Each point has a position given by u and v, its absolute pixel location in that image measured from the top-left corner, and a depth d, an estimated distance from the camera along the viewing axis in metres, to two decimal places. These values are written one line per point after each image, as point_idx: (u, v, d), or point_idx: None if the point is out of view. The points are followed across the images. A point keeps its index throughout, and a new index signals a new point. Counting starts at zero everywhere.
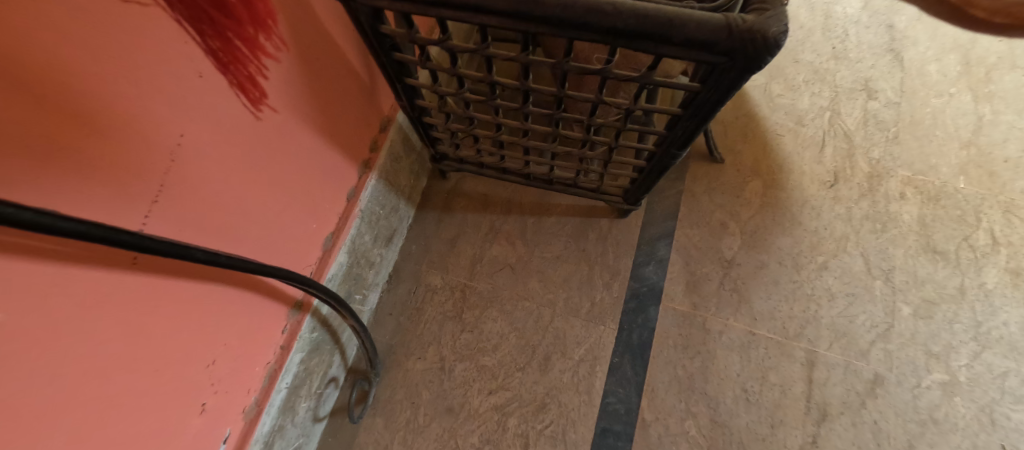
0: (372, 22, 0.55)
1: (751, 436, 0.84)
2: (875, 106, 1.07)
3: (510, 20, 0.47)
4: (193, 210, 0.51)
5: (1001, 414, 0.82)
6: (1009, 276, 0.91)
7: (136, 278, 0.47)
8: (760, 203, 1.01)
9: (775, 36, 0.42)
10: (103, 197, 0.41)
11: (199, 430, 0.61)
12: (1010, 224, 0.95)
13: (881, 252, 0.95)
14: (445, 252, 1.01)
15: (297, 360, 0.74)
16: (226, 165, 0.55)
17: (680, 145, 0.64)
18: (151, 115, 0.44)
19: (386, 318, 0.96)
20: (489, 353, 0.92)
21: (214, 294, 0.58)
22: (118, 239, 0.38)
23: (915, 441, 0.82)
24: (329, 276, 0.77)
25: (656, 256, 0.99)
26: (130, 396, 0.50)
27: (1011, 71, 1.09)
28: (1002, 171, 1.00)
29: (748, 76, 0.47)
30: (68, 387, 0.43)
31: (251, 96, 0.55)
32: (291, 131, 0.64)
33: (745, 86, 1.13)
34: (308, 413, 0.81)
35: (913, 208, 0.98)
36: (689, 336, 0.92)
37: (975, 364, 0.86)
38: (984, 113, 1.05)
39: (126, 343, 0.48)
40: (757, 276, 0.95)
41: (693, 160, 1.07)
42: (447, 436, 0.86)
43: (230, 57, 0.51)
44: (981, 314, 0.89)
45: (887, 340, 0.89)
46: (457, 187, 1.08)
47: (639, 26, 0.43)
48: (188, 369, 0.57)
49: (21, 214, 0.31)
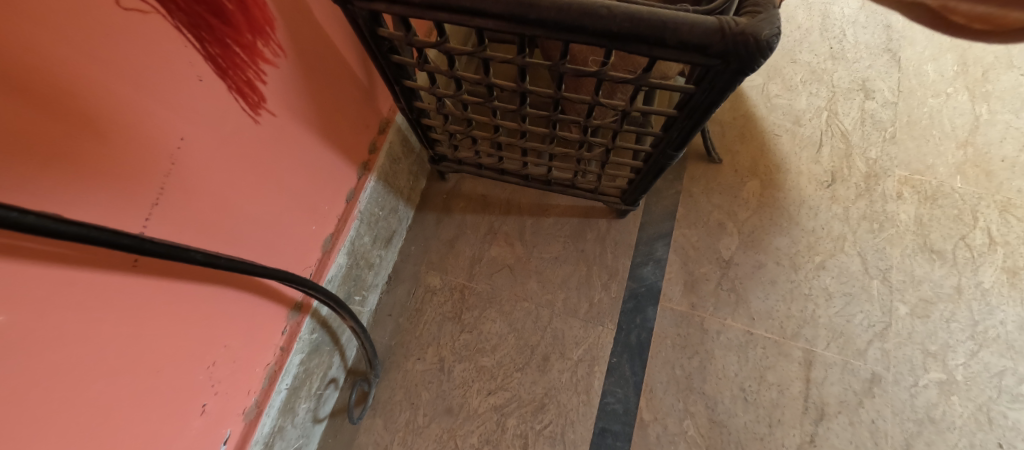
0: (371, 25, 0.55)
1: (750, 435, 0.84)
2: (872, 106, 1.08)
3: (506, 24, 0.48)
4: (193, 213, 0.52)
5: (998, 413, 0.83)
6: (1006, 274, 0.92)
7: (136, 280, 0.48)
8: (757, 203, 1.01)
9: (766, 39, 0.42)
10: (103, 199, 0.42)
11: (199, 430, 0.61)
12: (1006, 223, 0.96)
13: (879, 252, 0.95)
14: (444, 253, 1.02)
15: (297, 361, 0.75)
16: (226, 168, 0.55)
17: (677, 145, 0.64)
18: (152, 120, 0.45)
19: (385, 318, 0.97)
20: (488, 353, 0.92)
21: (214, 295, 0.59)
22: (119, 242, 0.39)
23: (913, 440, 0.82)
24: (329, 277, 0.77)
25: (654, 256, 0.99)
26: (131, 397, 0.51)
27: (1007, 71, 1.09)
28: (999, 171, 1.00)
29: (742, 78, 0.47)
30: (67, 387, 0.43)
31: (250, 100, 0.56)
32: (291, 133, 0.64)
33: (742, 87, 1.13)
34: (308, 414, 0.82)
35: (910, 207, 0.98)
36: (688, 336, 0.92)
37: (972, 363, 0.86)
38: (980, 113, 1.06)
39: (125, 344, 0.48)
40: (755, 276, 0.95)
41: (690, 160, 1.07)
42: (447, 437, 0.87)
43: (229, 63, 0.51)
44: (978, 313, 0.90)
45: (884, 339, 0.89)
46: (456, 188, 1.08)
47: (633, 30, 0.44)
48: (188, 370, 0.58)
49: (23, 218, 0.31)
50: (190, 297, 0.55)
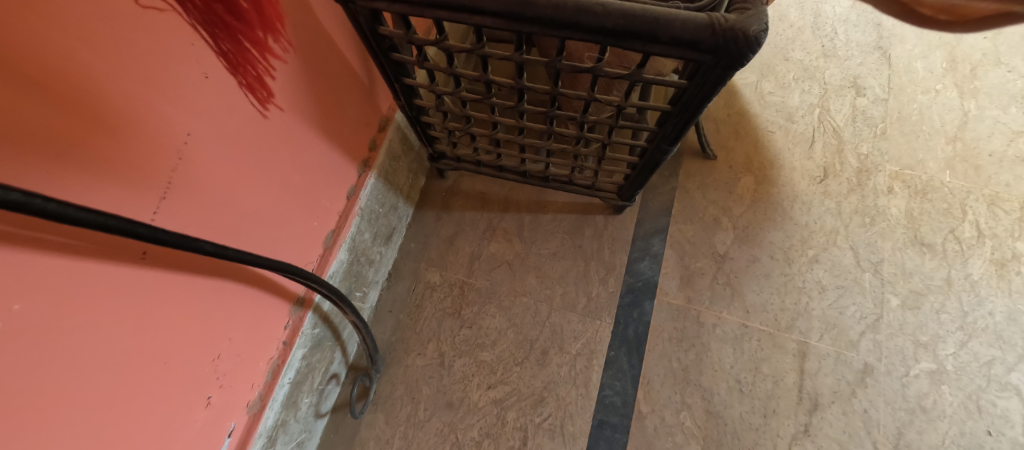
0: (371, 23, 0.57)
1: (745, 426, 0.86)
2: (864, 103, 1.10)
3: (504, 20, 0.49)
4: (202, 207, 0.53)
5: (987, 401, 0.84)
6: (994, 266, 0.94)
7: (145, 272, 0.49)
8: (751, 198, 1.03)
9: (755, 35, 0.44)
10: (114, 193, 0.43)
11: (204, 422, 0.62)
12: (994, 216, 0.98)
13: (870, 245, 0.97)
14: (444, 250, 1.03)
15: (299, 356, 0.76)
16: (233, 162, 0.56)
17: (671, 140, 0.65)
18: (160, 115, 0.46)
19: (386, 315, 0.98)
20: (488, 348, 0.94)
21: (219, 288, 0.60)
22: (133, 230, 0.40)
23: (904, 429, 0.84)
24: (330, 273, 0.78)
25: (651, 251, 1.01)
26: (140, 388, 0.52)
27: (995, 68, 1.11)
28: (988, 166, 1.02)
29: (733, 73, 0.49)
30: (76, 377, 0.45)
31: (258, 96, 0.57)
32: (294, 129, 0.66)
33: (736, 84, 1.15)
34: (310, 409, 0.83)
35: (900, 201, 1.00)
36: (684, 329, 0.93)
37: (962, 353, 0.88)
38: (969, 109, 1.08)
39: (134, 335, 0.49)
40: (750, 270, 0.97)
41: (685, 156, 1.09)
42: (447, 430, 0.88)
43: (240, 59, 0.53)
44: (967, 305, 0.91)
45: (876, 330, 0.91)
46: (455, 186, 1.09)
47: (627, 26, 0.45)
48: (194, 363, 0.59)
49: (45, 205, 0.32)
50: (196, 291, 0.56)
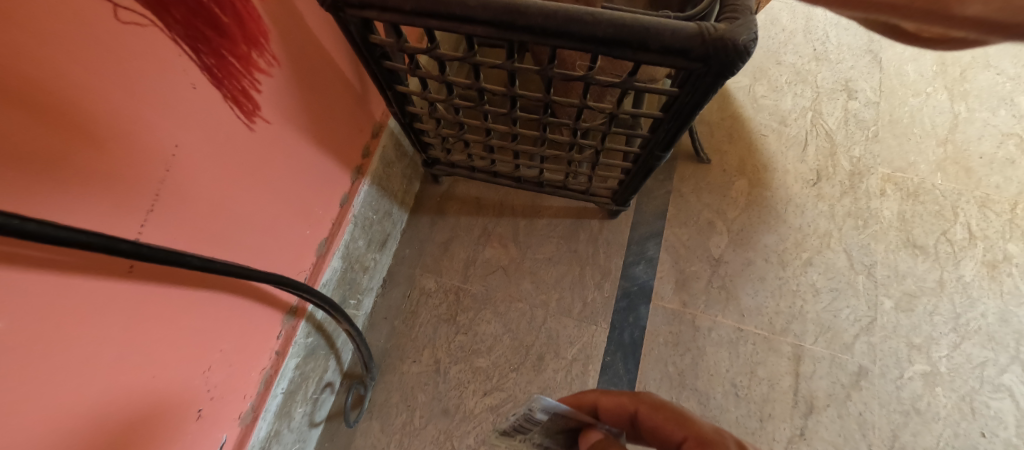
0: (362, 32, 0.56)
1: (741, 429, 0.86)
2: (855, 106, 1.10)
3: (495, 29, 0.49)
4: (189, 221, 0.53)
5: (981, 403, 0.85)
6: (986, 268, 0.94)
7: (132, 285, 0.48)
8: (745, 202, 1.03)
9: (744, 44, 0.44)
10: (98, 209, 0.42)
11: (194, 435, 0.61)
12: (985, 218, 0.98)
13: (863, 248, 0.97)
14: (439, 256, 1.03)
15: (292, 365, 0.75)
16: (221, 174, 0.56)
17: (664, 146, 0.65)
18: (147, 128, 0.45)
19: (381, 322, 0.97)
20: (483, 354, 0.93)
21: (210, 299, 0.59)
22: (116, 247, 0.39)
23: (899, 431, 0.84)
24: (323, 281, 0.78)
25: (646, 255, 1.01)
26: (129, 401, 0.51)
27: (984, 71, 1.12)
28: (978, 168, 1.03)
29: (723, 81, 0.49)
30: (63, 392, 0.44)
31: (244, 109, 0.57)
32: (284, 140, 0.65)
33: (729, 87, 1.15)
34: (304, 419, 0.82)
35: (893, 204, 1.01)
36: (679, 333, 0.93)
37: (955, 355, 0.89)
38: (959, 111, 1.09)
39: (123, 348, 0.49)
40: (744, 274, 0.97)
41: (679, 160, 1.09)
42: (443, 438, 0.87)
43: (224, 72, 0.52)
44: (959, 306, 0.92)
45: (870, 333, 0.91)
46: (450, 191, 1.09)
47: (617, 35, 0.45)
48: (184, 375, 0.58)
49: (23, 225, 0.32)
50: (186, 303, 0.56)
